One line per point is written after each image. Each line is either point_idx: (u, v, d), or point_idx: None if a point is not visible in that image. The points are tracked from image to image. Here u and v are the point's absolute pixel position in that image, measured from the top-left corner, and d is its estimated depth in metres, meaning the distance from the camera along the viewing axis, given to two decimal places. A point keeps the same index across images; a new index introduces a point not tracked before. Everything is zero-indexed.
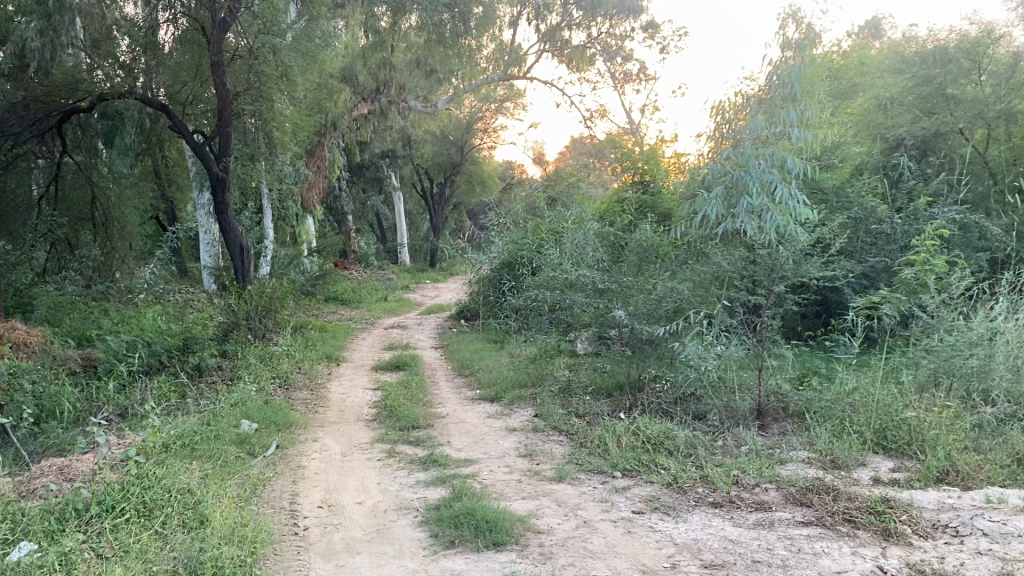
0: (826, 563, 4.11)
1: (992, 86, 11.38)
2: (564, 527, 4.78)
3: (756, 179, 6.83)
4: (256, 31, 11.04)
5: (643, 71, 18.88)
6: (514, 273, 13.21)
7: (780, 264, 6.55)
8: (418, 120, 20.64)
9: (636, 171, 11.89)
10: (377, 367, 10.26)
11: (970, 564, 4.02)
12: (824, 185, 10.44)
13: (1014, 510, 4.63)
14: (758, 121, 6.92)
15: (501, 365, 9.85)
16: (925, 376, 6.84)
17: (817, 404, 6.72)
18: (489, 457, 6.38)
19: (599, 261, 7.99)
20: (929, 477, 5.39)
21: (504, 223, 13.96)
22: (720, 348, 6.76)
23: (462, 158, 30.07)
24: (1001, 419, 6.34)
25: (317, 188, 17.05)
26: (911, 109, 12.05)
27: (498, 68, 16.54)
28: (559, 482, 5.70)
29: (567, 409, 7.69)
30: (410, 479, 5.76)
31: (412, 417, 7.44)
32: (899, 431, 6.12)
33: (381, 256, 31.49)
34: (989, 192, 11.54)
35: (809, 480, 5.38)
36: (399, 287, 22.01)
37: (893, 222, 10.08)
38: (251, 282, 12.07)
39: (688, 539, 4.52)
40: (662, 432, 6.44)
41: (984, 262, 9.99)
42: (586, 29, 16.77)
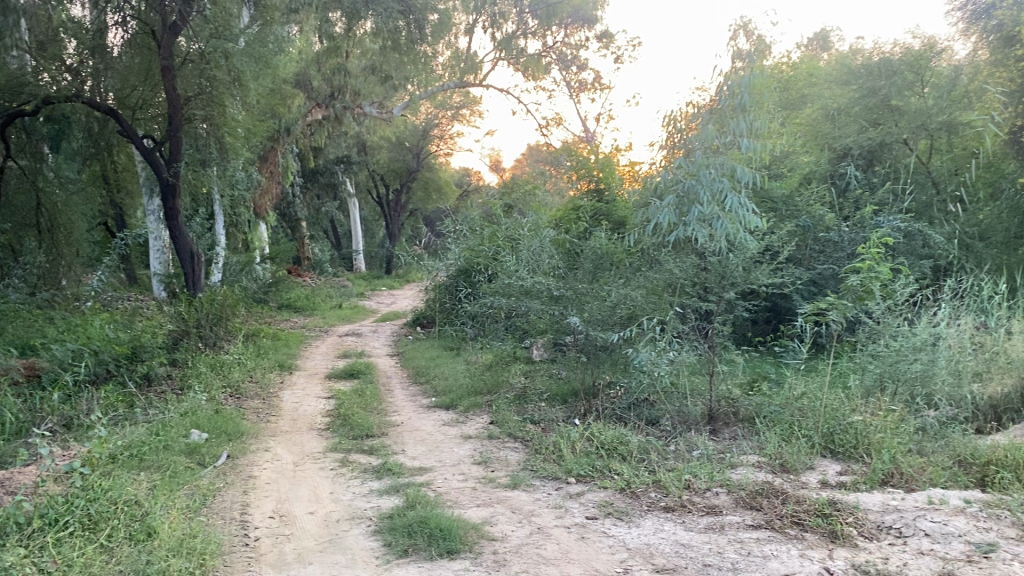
0: (775, 565, 4.18)
1: (936, 98, 11.77)
2: (517, 534, 4.79)
3: (707, 188, 6.92)
4: (208, 36, 10.80)
5: (598, 80, 19.02)
6: (470, 280, 13.19)
7: (729, 272, 6.67)
8: (374, 126, 20.60)
9: (591, 179, 11.97)
10: (332, 375, 10.16)
11: (913, 564, 4.11)
12: (774, 194, 10.60)
13: (955, 511, 4.77)
14: (709, 130, 7.03)
15: (458, 372, 9.84)
16: (872, 381, 6.98)
17: (767, 409, 6.87)
18: (444, 465, 6.37)
19: (554, 268, 8.02)
20: (875, 479, 5.52)
21: (460, 229, 13.91)
22: (673, 355, 6.85)
23: (418, 165, 30.01)
24: (944, 423, 6.52)
25: (270, 194, 16.94)
26: (858, 119, 12.31)
27: (454, 75, 16.55)
28: (514, 489, 5.71)
29: (522, 415, 7.73)
30: (363, 488, 5.72)
31: (367, 425, 7.40)
32: (846, 435, 6.25)
33: (336, 264, 31.24)
34: (932, 201, 11.84)
35: (759, 483, 5.46)
36: (355, 294, 21.86)
37: (840, 230, 10.31)
38: (202, 290, 11.92)
39: (641, 544, 4.57)
40: (615, 437, 6.49)
41: (927, 269, 10.25)
42: (541, 38, 16.87)
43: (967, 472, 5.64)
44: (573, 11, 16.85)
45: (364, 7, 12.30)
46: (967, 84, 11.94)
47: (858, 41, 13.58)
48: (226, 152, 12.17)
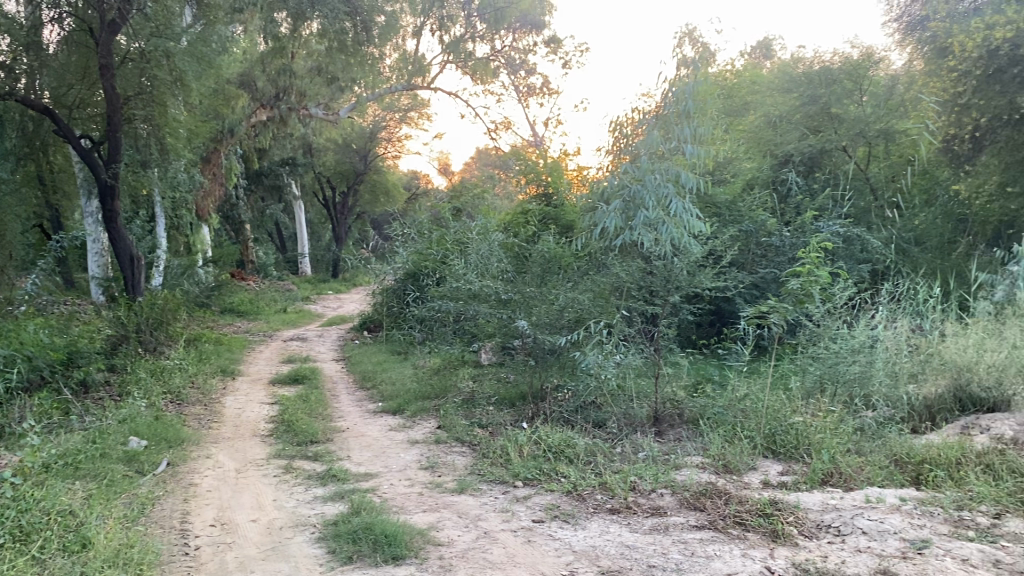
0: (718, 566, 4.23)
1: (873, 107, 12.12)
2: (464, 539, 4.77)
3: (652, 193, 6.98)
4: (148, 34, 10.56)
5: (547, 85, 19.08)
6: (418, 283, 13.14)
7: (675, 276, 6.89)
8: (321, 129, 20.39)
9: (540, 183, 12.01)
10: (276, 381, 9.99)
11: (850, 562, 4.20)
12: (717, 200, 10.66)
13: (891, 510, 4.89)
14: (654, 135, 7.14)
15: (405, 377, 9.78)
16: (812, 383, 7.15)
17: (711, 411, 6.97)
18: (390, 470, 6.32)
19: (502, 271, 8.04)
20: (815, 479, 5.64)
21: (408, 232, 13.79)
22: (619, 358, 6.89)
23: (366, 167, 29.76)
24: (882, 423, 6.67)
25: (212, 197, 16.84)
26: (798, 127, 12.66)
27: (402, 77, 16.46)
28: (460, 494, 5.70)
29: (470, 420, 7.71)
30: (307, 495, 5.64)
31: (311, 431, 7.30)
32: (787, 436, 6.37)
33: (282, 267, 30.81)
34: (869, 207, 12.19)
35: (702, 484, 5.54)
36: (300, 298, 21.57)
37: (781, 235, 10.56)
38: (142, 294, 11.67)
39: (586, 547, 4.59)
40: (563, 440, 6.52)
41: (865, 273, 10.52)
42: (489, 42, 16.89)
43: (903, 471, 5.78)
44: (522, 15, 16.84)
45: (309, 9, 11.98)
46: (902, 93, 12.33)
47: (800, 50, 13.88)
48: (166, 153, 12.00)
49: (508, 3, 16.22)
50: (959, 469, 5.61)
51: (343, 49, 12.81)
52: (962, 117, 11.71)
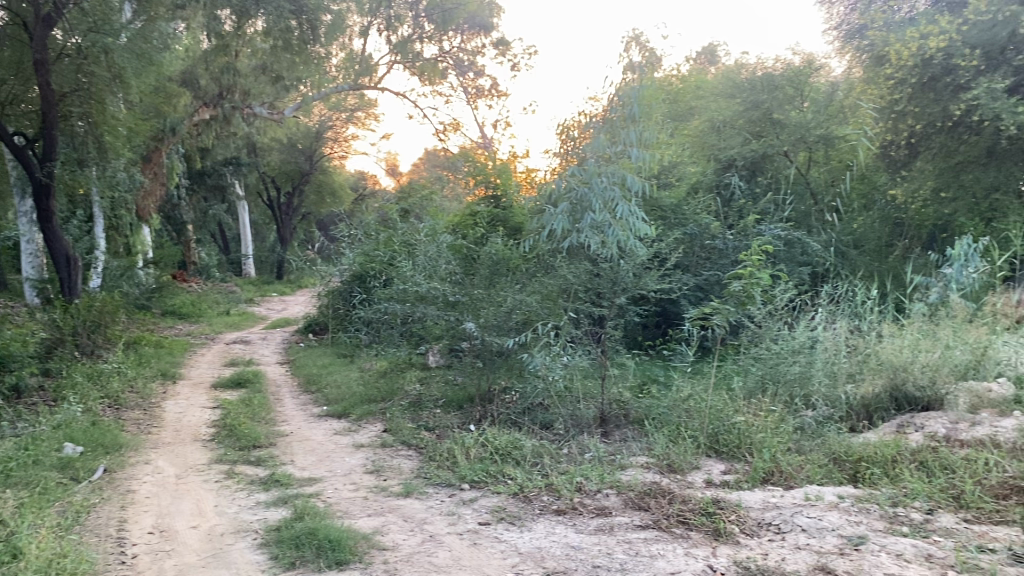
0: (662, 565, 4.28)
1: (813, 112, 12.41)
2: (409, 543, 4.74)
3: (599, 196, 7.02)
4: (85, 29, 10.20)
5: (495, 87, 19.07)
6: (365, 286, 13.03)
7: (621, 277, 7.03)
8: (266, 128, 20.06)
9: (489, 185, 12.00)
10: (218, 385, 9.79)
11: (790, 559, 4.28)
12: (662, 203, 10.74)
13: (829, 507, 5.01)
14: (601, 139, 7.18)
15: (350, 380, 9.67)
16: (754, 384, 7.34)
17: (656, 411, 7.06)
18: (334, 475, 6.25)
19: (450, 273, 7.68)
20: (755, 477, 5.76)
21: (355, 234, 13.59)
22: (567, 359, 7.00)
23: (311, 167, 29.43)
24: (821, 422, 6.84)
25: (153, 196, 16.49)
26: (741, 132, 12.82)
27: (348, 78, 16.29)
28: (406, 498, 5.66)
29: (417, 423, 7.67)
30: (249, 500, 5.55)
31: (254, 436, 7.18)
32: (729, 436, 6.49)
33: (225, 268, 30.28)
34: (810, 211, 12.42)
35: (647, 484, 5.60)
36: (244, 300, 21.24)
37: (725, 238, 10.75)
38: (79, 296, 11.39)
39: (532, 548, 4.60)
40: (510, 442, 6.53)
41: (805, 276, 10.75)
42: (437, 42, 16.81)
43: (841, 469, 5.92)
44: (470, 15, 16.80)
45: (253, 6, 11.82)
46: (841, 100, 12.84)
47: (744, 56, 14.12)
48: (105, 151, 11.76)
49: (456, 4, 16.18)
50: (895, 466, 5.77)
51: (288, 48, 12.66)
52: (898, 125, 12.45)
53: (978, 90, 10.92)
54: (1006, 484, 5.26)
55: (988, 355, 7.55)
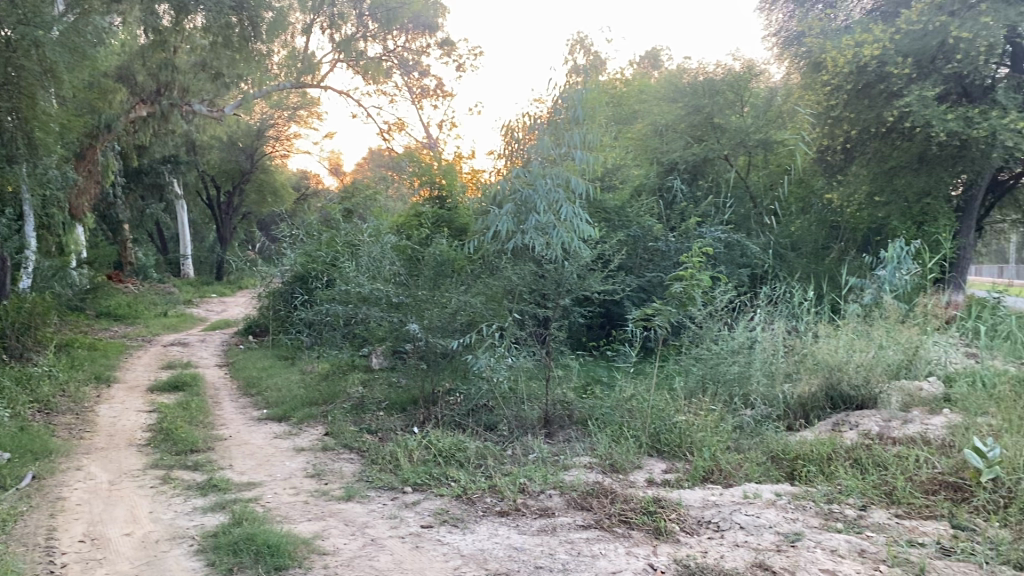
0: (603, 564, 4.31)
1: (753, 117, 12.64)
2: (350, 547, 4.69)
3: (543, 198, 7.11)
4: (13, 21, 9.74)
5: (440, 88, 18.99)
6: (307, 287, 12.86)
7: (565, 279, 7.06)
8: (205, 126, 19.65)
9: (434, 186, 12.03)
10: (154, 388, 9.56)
11: (729, 556, 4.34)
12: (607, 205, 10.81)
13: (767, 504, 5.11)
14: (545, 141, 7.31)
15: (291, 383, 9.54)
16: (695, 383, 7.47)
17: (599, 411, 7.11)
18: (274, 479, 6.15)
19: (395, 273, 7.59)
20: (696, 476, 5.83)
21: (297, 234, 13.38)
22: (511, 360, 6.96)
23: (252, 166, 28.98)
24: (759, 421, 6.97)
25: (87, 195, 16.03)
26: (682, 135, 12.99)
27: (291, 76, 16.01)
28: (347, 501, 5.59)
29: (359, 426, 7.60)
30: (186, 506, 5.43)
31: (191, 440, 7.03)
32: (670, 435, 6.57)
33: (163, 269, 29.61)
34: (750, 214, 12.61)
35: (589, 484, 5.64)
36: (181, 301, 20.75)
37: (667, 240, 10.88)
38: (9, 296, 11.07)
39: (475, 550, 4.59)
40: (453, 444, 6.51)
41: (744, 277, 10.93)
42: (381, 41, 16.65)
43: (779, 467, 6.04)
44: (415, 15, 16.85)
45: (192, 1, 11.56)
46: (780, 104, 13.02)
47: (686, 62, 14.30)
48: (35, 148, 11.15)
49: (400, 4, 16.22)
50: (830, 464, 5.89)
51: (228, 45, 12.45)
52: (835, 130, 13.01)
53: (910, 97, 11.37)
54: (935, 480, 5.44)
55: (919, 354, 7.92)
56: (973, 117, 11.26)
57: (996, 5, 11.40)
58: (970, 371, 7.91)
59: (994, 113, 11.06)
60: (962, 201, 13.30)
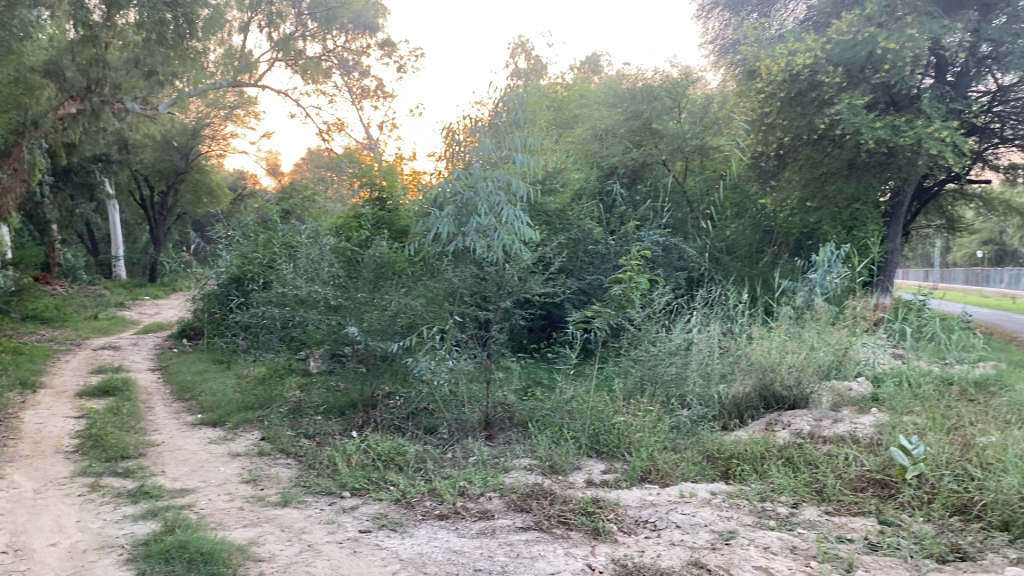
0: (542, 565, 4.34)
1: (690, 123, 12.91)
2: (286, 553, 4.63)
3: (485, 200, 7.30)
4: None
5: (381, 88, 18.88)
6: (243, 289, 12.63)
7: (507, 281, 6.99)
8: (138, 124, 19.14)
9: (373, 187, 11.90)
10: (83, 393, 9.29)
11: (665, 555, 4.41)
12: (547, 208, 10.92)
13: (702, 503, 5.21)
14: (487, 144, 7.53)
15: (227, 387, 9.37)
16: (633, 385, 7.54)
17: (539, 413, 7.16)
18: (208, 485, 6.04)
19: (334, 276, 7.46)
20: (633, 476, 5.91)
21: (232, 235, 13.15)
22: (452, 362, 6.95)
23: (186, 166, 28.40)
24: (695, 421, 7.10)
25: (12, 193, 15.48)
26: (622, 140, 13.10)
27: (227, 74, 15.52)
28: (283, 507, 5.52)
29: (296, 430, 7.50)
30: (115, 514, 5.29)
31: (122, 446, 6.85)
32: (609, 436, 6.65)
33: (92, 271, 28.73)
34: (686, 218, 12.70)
35: (529, 486, 5.67)
36: (112, 303, 20.19)
37: (607, 243, 10.98)
38: None
39: (414, 554, 4.58)
40: (392, 448, 6.48)
41: (682, 280, 11.14)
42: (320, 41, 16.39)
43: (714, 466, 6.16)
44: (355, 15, 16.74)
45: None
46: (716, 111, 13.21)
47: (626, 67, 14.51)
48: None
49: (340, 3, 16.04)
50: (763, 463, 6.02)
51: (162, 43, 12.31)
52: (768, 137, 13.53)
53: (840, 105, 11.77)
54: (864, 478, 5.61)
55: (849, 355, 8.15)
56: (900, 125, 11.68)
57: (921, 17, 11.83)
58: (897, 372, 8.18)
59: (919, 122, 11.51)
60: (889, 206, 13.79)
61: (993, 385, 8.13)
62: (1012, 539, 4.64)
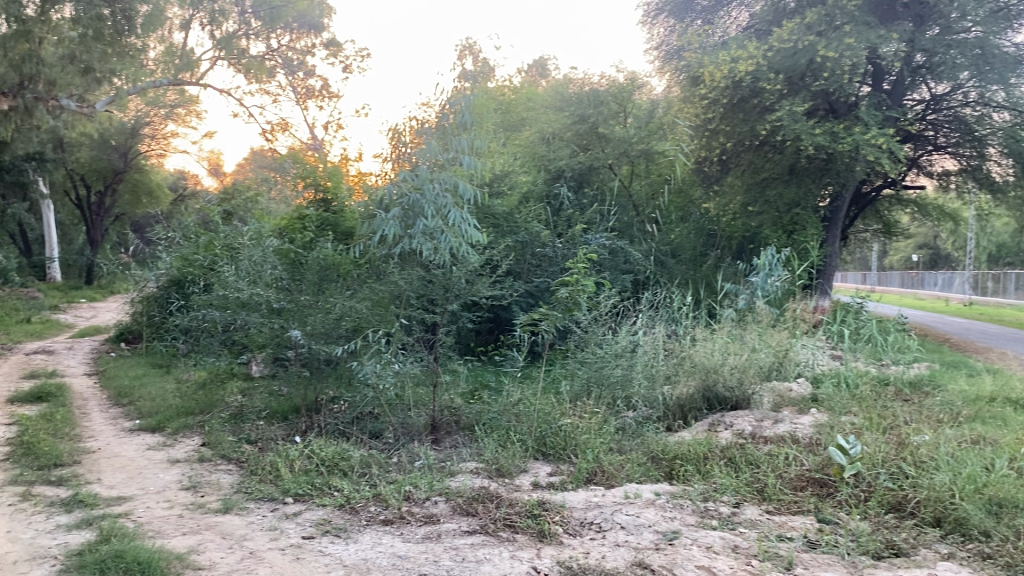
0: (487, 568, 4.33)
1: (635, 128, 13.10)
2: (226, 561, 4.54)
3: (431, 203, 7.17)
4: None
5: (326, 89, 18.70)
6: (183, 291, 12.38)
7: (455, 284, 6.88)
8: (74, 122, 18.60)
9: (318, 188, 11.72)
10: (15, 400, 8.98)
11: (610, 556, 4.45)
12: (495, 211, 10.89)
13: (646, 504, 5.26)
14: (434, 145, 7.48)
15: (166, 392, 9.15)
16: (580, 386, 7.57)
17: (485, 416, 7.19)
18: (146, 493, 5.89)
19: (277, 278, 7.27)
20: (579, 478, 5.94)
21: (173, 236, 12.89)
22: (398, 366, 6.90)
23: (125, 166, 27.75)
24: (640, 422, 7.16)
25: None
26: (569, 144, 13.05)
27: (167, 72, 15.15)
28: (224, 514, 5.42)
29: (238, 435, 7.35)
30: (48, 523, 5.13)
31: (56, 453, 6.65)
32: (556, 438, 6.68)
33: (25, 273, 27.83)
34: (632, 222, 12.76)
35: (475, 489, 5.66)
36: (46, 306, 19.58)
37: (554, 246, 11.05)
38: None
39: (358, 560, 4.53)
40: (336, 453, 6.40)
41: (627, 282, 11.25)
42: (264, 40, 16.17)
43: (658, 467, 6.22)
44: (299, 15, 16.62)
45: None
46: (661, 116, 13.59)
47: (572, 72, 14.62)
48: None
49: (285, 2, 15.88)
50: (706, 463, 6.11)
51: (99, 38, 12.41)
52: (711, 142, 13.78)
53: (782, 112, 12.05)
54: (803, 477, 5.72)
55: (789, 356, 8.33)
56: (838, 132, 11.99)
57: (859, 27, 12.05)
58: (835, 372, 8.39)
59: (857, 129, 11.81)
60: (828, 211, 14.14)
61: (926, 385, 8.38)
62: (944, 534, 4.78)
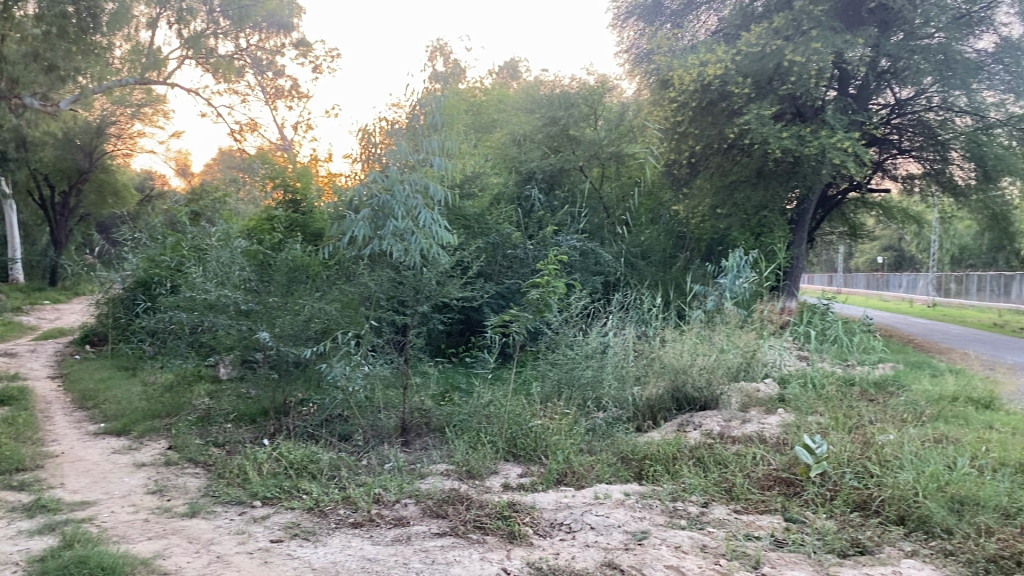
0: (457, 570, 4.33)
1: (605, 130, 13.12)
2: (193, 565, 4.49)
3: (401, 203, 7.13)
4: None
5: (296, 89, 18.58)
6: (150, 293, 12.23)
7: (424, 285, 6.94)
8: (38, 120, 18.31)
9: (287, 189, 11.62)
10: None
11: (579, 557, 4.47)
12: (467, 212, 10.85)
13: (615, 504, 5.29)
14: (404, 146, 7.44)
15: (131, 396, 9.02)
16: (551, 388, 7.57)
17: (456, 418, 7.20)
18: (110, 497, 5.81)
19: (245, 280, 7.22)
20: (550, 479, 5.96)
21: (139, 236, 12.73)
22: (367, 368, 6.84)
23: (90, 166, 27.34)
24: (610, 422, 7.19)
25: None
26: (539, 146, 13.05)
27: (133, 71, 14.94)
28: (191, 518, 5.36)
29: (205, 439, 7.27)
30: (9, 529, 5.04)
31: (18, 458, 6.53)
32: (526, 439, 6.69)
33: None
34: (603, 223, 12.74)
35: (445, 491, 5.66)
36: (8, 308, 19.23)
37: (525, 247, 11.07)
38: None
39: (327, 563, 4.51)
40: (305, 456, 6.37)
41: (598, 284, 11.28)
42: (233, 40, 16.05)
43: (628, 467, 6.26)
44: (267, 14, 16.46)
45: None
46: (631, 119, 13.51)
47: (544, 75, 14.67)
48: None
49: (253, 2, 15.76)
50: (675, 463, 6.16)
51: (63, 36, 12.26)
52: (680, 145, 13.93)
53: (749, 115, 12.19)
54: (770, 476, 5.77)
55: (757, 357, 8.43)
56: (805, 135, 12.16)
57: (825, 32, 12.15)
58: (802, 373, 8.50)
59: (824, 133, 11.98)
60: (794, 213, 14.33)
61: (891, 385, 8.50)
62: (907, 532, 4.86)
